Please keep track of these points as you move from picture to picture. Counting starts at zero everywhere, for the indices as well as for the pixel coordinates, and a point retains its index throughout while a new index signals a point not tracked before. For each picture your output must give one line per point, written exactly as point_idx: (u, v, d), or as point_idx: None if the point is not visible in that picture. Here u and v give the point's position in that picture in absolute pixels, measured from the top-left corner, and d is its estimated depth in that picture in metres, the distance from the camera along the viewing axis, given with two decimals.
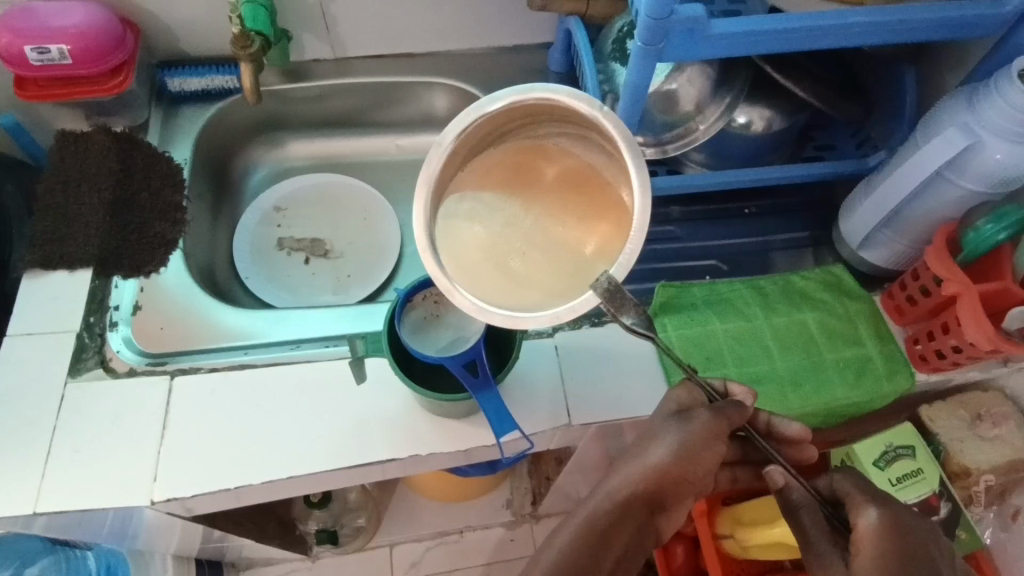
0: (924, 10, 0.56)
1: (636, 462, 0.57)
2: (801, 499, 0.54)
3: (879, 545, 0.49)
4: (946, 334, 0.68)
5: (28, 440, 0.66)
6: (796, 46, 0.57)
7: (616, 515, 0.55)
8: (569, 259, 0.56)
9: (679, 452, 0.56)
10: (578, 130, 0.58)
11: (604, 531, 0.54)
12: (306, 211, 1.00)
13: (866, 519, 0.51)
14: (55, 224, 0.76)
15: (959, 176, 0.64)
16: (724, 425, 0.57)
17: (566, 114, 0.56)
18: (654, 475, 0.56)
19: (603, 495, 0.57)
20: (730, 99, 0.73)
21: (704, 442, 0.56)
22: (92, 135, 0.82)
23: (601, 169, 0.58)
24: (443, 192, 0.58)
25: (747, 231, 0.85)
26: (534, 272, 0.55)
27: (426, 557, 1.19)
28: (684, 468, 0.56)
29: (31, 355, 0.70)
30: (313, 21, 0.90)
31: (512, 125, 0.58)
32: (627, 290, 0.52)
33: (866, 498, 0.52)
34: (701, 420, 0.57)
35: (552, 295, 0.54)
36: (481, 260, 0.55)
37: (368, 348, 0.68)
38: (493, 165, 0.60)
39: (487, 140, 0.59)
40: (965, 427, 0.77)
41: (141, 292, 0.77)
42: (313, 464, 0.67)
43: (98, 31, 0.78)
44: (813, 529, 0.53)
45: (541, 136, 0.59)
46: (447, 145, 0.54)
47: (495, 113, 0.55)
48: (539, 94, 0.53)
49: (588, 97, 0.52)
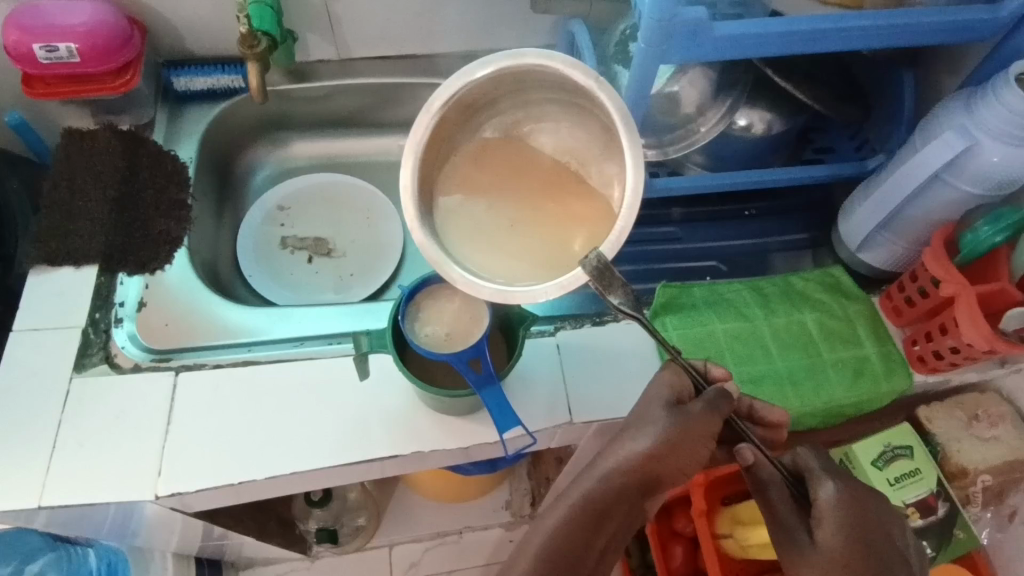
0: (921, 14, 0.57)
1: (627, 445, 0.56)
2: (768, 477, 0.58)
3: (838, 518, 0.54)
4: (944, 335, 0.69)
5: (33, 435, 0.66)
6: (797, 50, 0.58)
7: (619, 499, 0.56)
8: (558, 239, 0.58)
9: (669, 442, 0.55)
10: (564, 104, 0.61)
11: (598, 514, 0.55)
12: (310, 210, 1.00)
13: (824, 494, 0.55)
14: (62, 220, 0.77)
15: (957, 179, 0.65)
16: (716, 420, 0.56)
17: (554, 84, 0.59)
18: (639, 467, 0.55)
19: (595, 477, 0.56)
20: (731, 102, 0.75)
21: (695, 435, 0.56)
22: (98, 133, 0.83)
23: (588, 145, 0.61)
24: (433, 166, 0.60)
25: (745, 233, 0.86)
26: (515, 252, 0.58)
27: (425, 557, 1.19)
28: (670, 459, 0.56)
29: (38, 350, 0.70)
30: (318, 21, 0.90)
31: (496, 97, 0.60)
32: (616, 269, 0.53)
33: (825, 472, 0.57)
34: (696, 413, 0.56)
35: (540, 271, 0.57)
36: (470, 237, 0.59)
37: (372, 344, 0.66)
38: (476, 142, 0.62)
39: (472, 111, 0.60)
40: (962, 428, 0.78)
41: (146, 289, 0.78)
42: (319, 458, 0.68)
43: (106, 29, 0.78)
44: (780, 504, 0.57)
45: (524, 109, 0.62)
46: (435, 111, 0.56)
47: (482, 80, 0.57)
48: (531, 61, 0.55)
49: (584, 67, 0.54)
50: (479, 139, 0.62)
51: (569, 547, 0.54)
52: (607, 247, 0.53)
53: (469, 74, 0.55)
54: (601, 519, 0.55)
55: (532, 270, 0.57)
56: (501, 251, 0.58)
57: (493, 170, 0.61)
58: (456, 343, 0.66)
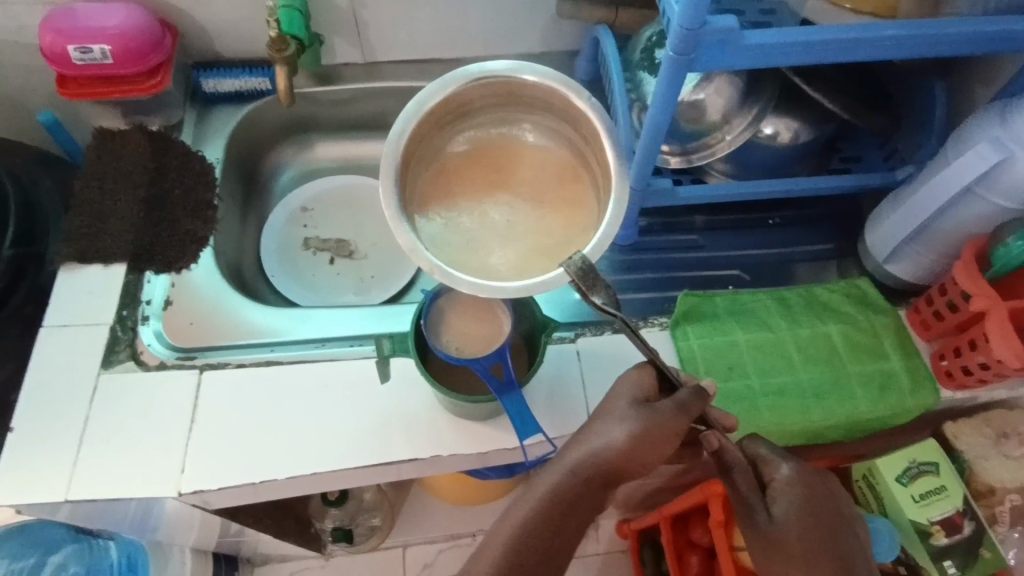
0: (956, 25, 0.56)
1: (597, 439, 0.55)
2: (734, 459, 0.57)
3: (794, 495, 0.55)
4: (974, 351, 0.67)
5: (63, 427, 0.67)
6: (828, 59, 0.58)
7: (586, 492, 0.55)
8: (529, 244, 0.60)
9: (639, 439, 0.54)
10: (543, 122, 0.65)
11: (565, 506, 0.54)
12: (332, 212, 1.01)
13: (779, 475, 0.57)
14: (92, 218, 0.78)
15: (989, 193, 0.63)
16: (684, 419, 0.56)
17: (534, 102, 0.63)
18: (600, 467, 0.54)
19: (561, 469, 0.55)
20: (757, 110, 0.73)
21: (663, 435, 0.55)
22: (128, 134, 0.85)
23: (561, 165, 0.65)
24: (415, 166, 0.63)
25: (769, 242, 0.86)
26: (488, 254, 0.60)
27: (439, 559, 1.18)
28: (637, 455, 0.54)
29: (68, 345, 0.72)
30: (345, 27, 0.91)
31: (478, 108, 0.64)
32: (599, 270, 0.53)
33: (779, 454, 0.58)
34: (665, 412, 0.55)
35: (506, 268, 0.59)
36: (443, 236, 0.60)
37: (394, 348, 0.68)
38: (456, 151, 0.65)
39: (454, 117, 0.63)
40: (990, 446, 0.76)
41: (172, 288, 0.79)
42: (340, 459, 0.68)
43: (138, 31, 0.80)
44: (745, 487, 0.56)
45: (503, 126, 0.66)
46: (423, 108, 0.59)
47: (471, 86, 0.60)
48: (522, 76, 0.60)
49: (572, 84, 0.59)
50: (455, 148, 0.65)
51: (534, 539, 0.53)
52: (590, 251, 0.54)
53: (459, 78, 0.59)
54: (567, 514, 0.54)
55: (502, 271, 0.58)
56: (473, 252, 0.60)
57: (469, 178, 0.64)
58: (471, 348, 0.66)
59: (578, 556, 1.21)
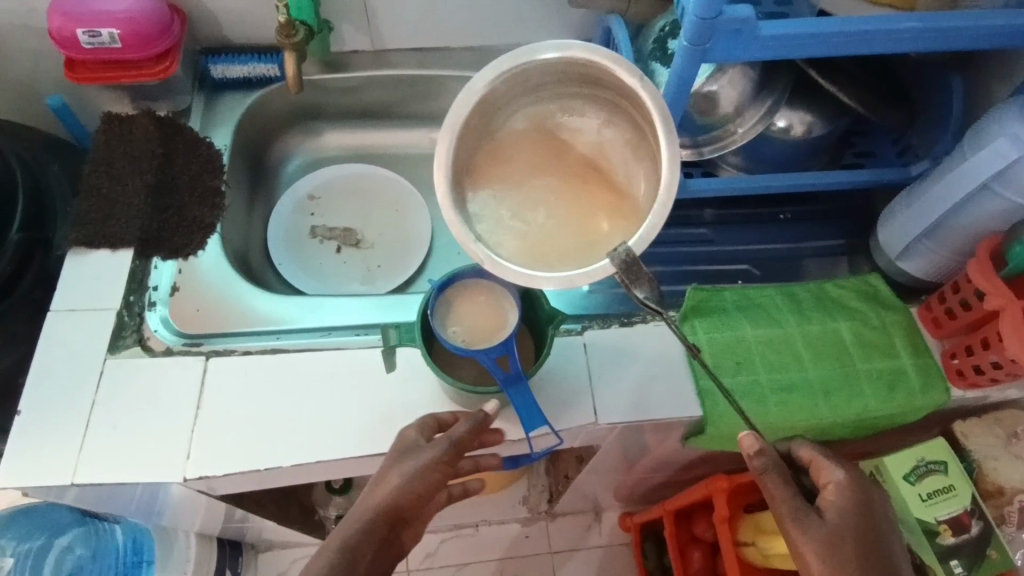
0: (976, 18, 0.55)
1: (376, 484, 0.58)
2: (771, 463, 0.57)
3: (845, 496, 0.58)
4: (986, 350, 0.67)
5: (68, 411, 0.68)
6: (844, 51, 0.56)
7: (371, 531, 0.56)
8: (586, 232, 0.59)
9: (410, 475, 0.57)
10: (601, 101, 0.62)
11: (352, 549, 0.54)
12: (339, 201, 1.01)
13: (834, 479, 0.60)
14: (100, 204, 0.78)
15: (1006, 190, 0.62)
16: (452, 448, 0.59)
17: (591, 79, 0.60)
18: (381, 499, 0.56)
19: (346, 522, 0.56)
20: (771, 103, 0.72)
21: (432, 465, 0.58)
22: (136, 118, 0.84)
23: (619, 146, 0.63)
24: (470, 149, 0.61)
25: (780, 238, 0.85)
26: (541, 241, 0.59)
27: (441, 549, 1.19)
28: (410, 494, 0.57)
29: (74, 330, 0.72)
30: (353, 13, 0.91)
31: (535, 86, 0.61)
32: (643, 263, 0.53)
33: (832, 460, 0.62)
34: (432, 447, 0.59)
35: (561, 258, 0.58)
36: (497, 223, 0.60)
37: (400, 338, 0.67)
38: (511, 131, 0.63)
39: (511, 97, 0.61)
40: (1000, 446, 0.76)
41: (178, 275, 0.79)
42: (345, 449, 0.68)
43: (146, 16, 0.79)
44: (780, 494, 0.57)
45: (562, 104, 0.63)
46: (477, 90, 0.57)
47: (527, 66, 0.58)
48: (576, 54, 0.57)
49: (629, 66, 0.56)
50: (511, 127, 0.63)
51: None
52: (635, 242, 0.54)
53: (515, 58, 0.57)
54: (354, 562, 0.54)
55: (556, 260, 0.58)
56: (528, 238, 0.59)
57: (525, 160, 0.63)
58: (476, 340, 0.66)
59: (580, 548, 1.21)
